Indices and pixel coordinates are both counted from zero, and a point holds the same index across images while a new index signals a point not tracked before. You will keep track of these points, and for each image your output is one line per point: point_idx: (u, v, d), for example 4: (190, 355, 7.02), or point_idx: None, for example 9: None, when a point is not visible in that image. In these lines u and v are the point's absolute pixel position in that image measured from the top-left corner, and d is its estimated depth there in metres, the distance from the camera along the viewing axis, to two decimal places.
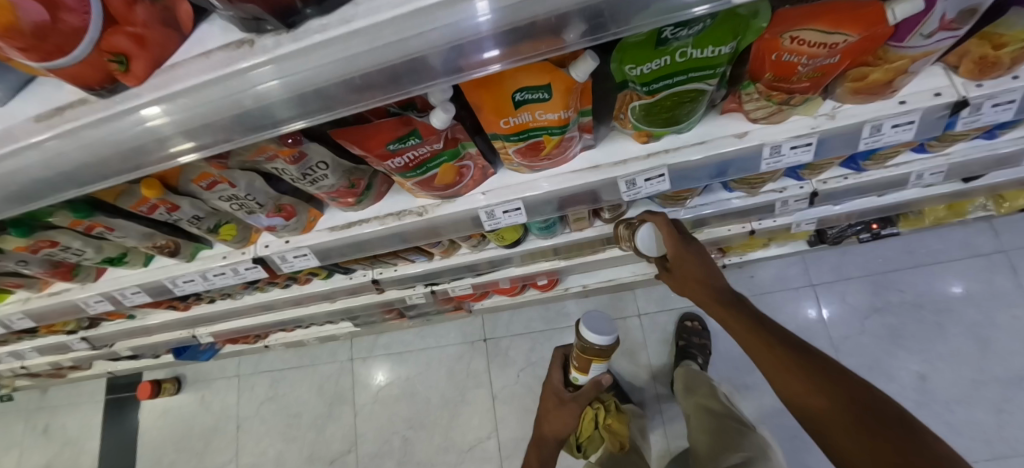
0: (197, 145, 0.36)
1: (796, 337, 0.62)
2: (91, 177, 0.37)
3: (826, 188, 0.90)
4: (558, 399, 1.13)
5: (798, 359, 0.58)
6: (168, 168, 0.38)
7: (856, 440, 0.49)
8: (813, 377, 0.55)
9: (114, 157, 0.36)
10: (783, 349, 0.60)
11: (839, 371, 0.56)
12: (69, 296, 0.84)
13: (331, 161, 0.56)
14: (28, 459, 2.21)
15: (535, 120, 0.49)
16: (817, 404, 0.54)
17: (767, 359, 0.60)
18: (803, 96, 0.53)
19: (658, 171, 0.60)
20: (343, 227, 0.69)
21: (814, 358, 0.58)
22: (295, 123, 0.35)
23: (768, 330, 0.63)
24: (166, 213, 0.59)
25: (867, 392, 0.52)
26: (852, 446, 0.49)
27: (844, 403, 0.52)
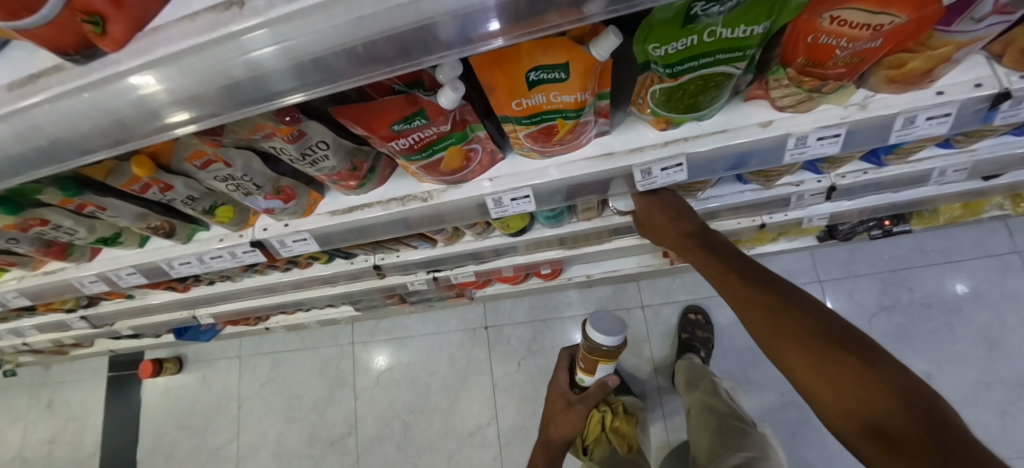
0: (187, 118, 0.33)
1: (785, 285, 0.56)
2: (73, 152, 0.35)
3: (845, 183, 0.86)
4: (565, 403, 1.13)
5: (789, 313, 0.52)
6: (157, 142, 0.36)
7: (845, 396, 0.45)
8: (805, 333, 0.50)
9: (96, 131, 0.33)
10: (770, 301, 0.54)
11: (833, 325, 0.50)
12: (64, 275, 0.83)
13: (332, 141, 0.53)
14: (33, 433, 2.24)
15: (549, 102, 0.46)
16: (797, 355, 0.49)
17: (750, 312, 0.55)
18: (836, 83, 0.49)
19: (675, 160, 0.57)
20: (344, 212, 0.67)
21: (806, 311, 0.52)
22: (294, 95, 0.33)
23: (752, 279, 0.57)
24: (159, 192, 0.57)
25: (867, 348, 0.47)
26: (840, 402, 0.45)
27: (834, 359, 0.47)
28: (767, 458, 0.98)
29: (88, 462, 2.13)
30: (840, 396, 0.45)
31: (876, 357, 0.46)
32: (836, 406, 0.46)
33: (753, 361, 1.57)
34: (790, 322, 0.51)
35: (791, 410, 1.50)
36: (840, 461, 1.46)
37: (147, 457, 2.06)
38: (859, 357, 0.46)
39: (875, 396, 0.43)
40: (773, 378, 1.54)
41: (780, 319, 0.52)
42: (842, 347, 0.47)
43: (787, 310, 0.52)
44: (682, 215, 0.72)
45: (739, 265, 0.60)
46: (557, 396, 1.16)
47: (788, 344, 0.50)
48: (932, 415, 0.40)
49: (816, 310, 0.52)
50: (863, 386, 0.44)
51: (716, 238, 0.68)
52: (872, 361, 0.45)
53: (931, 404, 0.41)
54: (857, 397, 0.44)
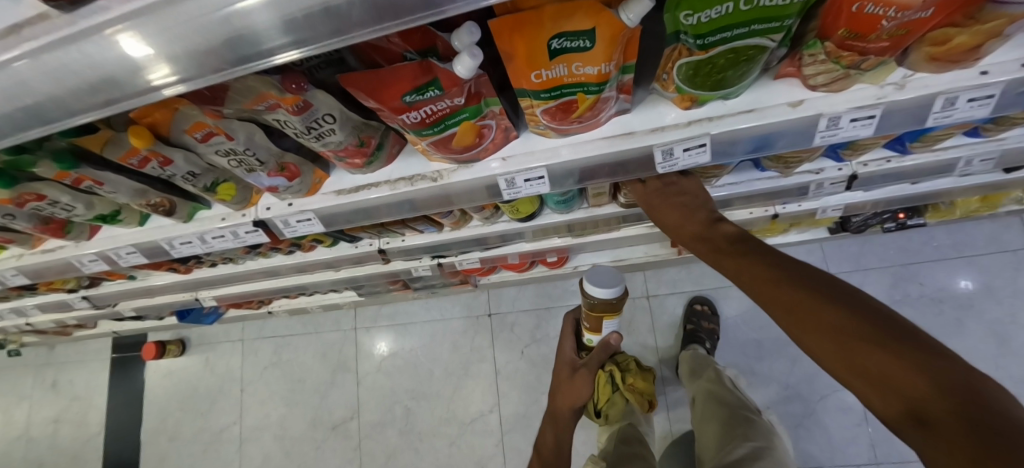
0: (189, 79, 0.31)
1: (807, 273, 0.52)
2: (64, 112, 0.33)
3: (866, 171, 0.83)
4: (570, 368, 1.02)
5: (812, 303, 0.48)
6: (147, 103, 0.33)
7: (880, 384, 0.42)
8: (834, 325, 0.46)
9: (87, 89, 0.31)
10: (794, 294, 0.50)
11: (862, 310, 0.46)
12: (62, 253, 0.81)
13: (339, 114, 0.50)
14: (38, 412, 2.26)
15: (570, 74, 0.43)
16: (825, 344, 0.46)
17: (777, 308, 0.51)
18: (877, 59, 0.45)
19: (699, 140, 0.54)
20: (350, 191, 0.64)
21: (833, 299, 0.48)
22: (295, 51, 0.29)
23: (773, 272, 0.54)
24: (159, 167, 0.54)
25: (902, 332, 0.43)
26: (876, 391, 0.42)
27: (866, 346, 0.43)
28: (774, 448, 0.97)
29: (93, 441, 2.15)
30: (876, 388, 0.42)
31: (913, 343, 0.42)
32: (874, 395, 0.42)
33: (759, 353, 1.55)
34: (817, 313, 0.47)
35: (795, 402, 1.49)
36: (843, 454, 1.45)
37: (151, 438, 2.08)
38: (895, 344, 0.42)
39: (914, 384, 0.39)
40: (778, 371, 1.52)
41: (806, 310, 0.48)
42: (875, 333, 0.44)
43: (811, 301, 0.49)
44: (695, 209, 0.68)
45: (759, 257, 0.57)
46: (564, 363, 1.04)
47: (813, 334, 0.47)
48: (979, 400, 0.36)
49: (844, 297, 0.48)
50: (899, 376, 0.40)
51: (733, 226, 0.64)
52: (908, 347, 0.42)
53: (976, 387, 0.37)
54: (895, 388, 0.40)
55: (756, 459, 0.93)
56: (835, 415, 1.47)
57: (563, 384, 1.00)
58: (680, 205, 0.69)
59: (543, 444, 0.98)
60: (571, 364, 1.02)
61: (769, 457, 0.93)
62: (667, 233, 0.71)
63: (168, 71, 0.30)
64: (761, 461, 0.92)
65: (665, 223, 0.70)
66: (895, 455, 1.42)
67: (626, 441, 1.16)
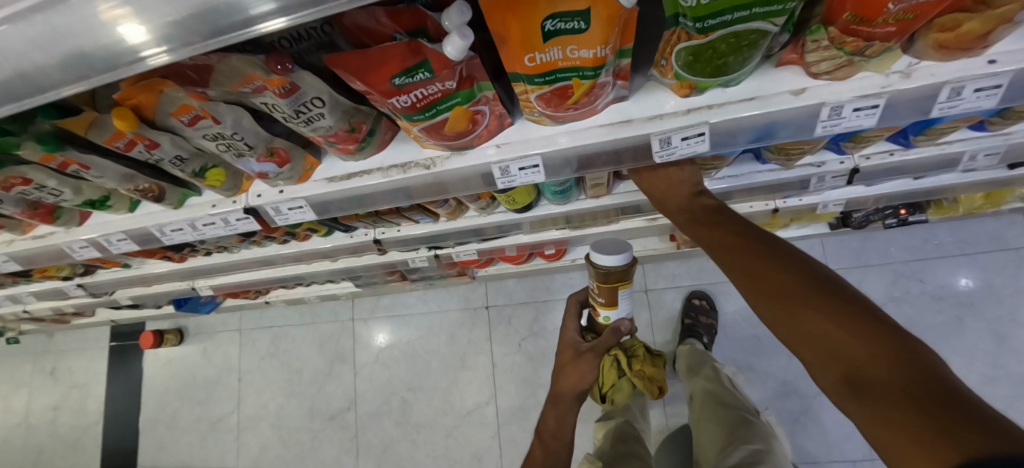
0: (166, 52, 0.30)
1: (783, 249, 0.51)
2: (37, 86, 0.32)
3: (868, 165, 0.82)
4: (574, 352, 0.91)
5: (781, 275, 0.47)
6: (121, 77, 0.32)
7: (832, 357, 0.41)
8: (799, 295, 0.45)
9: (57, 60, 0.30)
10: (767, 266, 0.49)
11: (831, 287, 0.45)
12: (53, 239, 0.80)
13: (328, 98, 0.49)
14: (37, 399, 2.27)
15: (565, 58, 0.42)
16: (784, 313, 0.45)
17: (747, 277, 0.50)
18: (882, 45, 0.44)
19: (697, 129, 0.53)
20: (341, 178, 0.63)
21: (805, 274, 0.47)
22: (273, 21, 0.29)
23: (750, 245, 0.52)
24: (145, 151, 0.53)
25: (866, 310, 0.42)
26: (828, 364, 0.41)
27: (826, 318, 0.42)
28: (773, 451, 0.94)
29: (92, 429, 2.16)
30: (829, 360, 0.41)
31: (875, 321, 0.41)
32: (824, 367, 0.41)
33: (757, 348, 1.55)
34: (787, 286, 0.46)
35: (792, 398, 1.49)
36: (839, 450, 1.45)
37: (150, 426, 2.09)
38: (858, 320, 0.41)
39: (869, 359, 0.38)
40: (776, 367, 1.52)
41: (776, 282, 0.47)
42: (840, 306, 0.42)
43: (780, 273, 0.47)
44: (681, 185, 0.66)
45: (737, 231, 0.55)
46: (567, 346, 0.94)
47: (775, 303, 0.46)
48: (930, 378, 0.35)
49: (816, 274, 0.47)
50: (854, 349, 0.39)
51: (712, 198, 0.64)
52: (871, 324, 0.40)
53: (929, 366, 0.36)
54: (848, 361, 0.40)
55: (755, 462, 0.90)
56: (832, 410, 1.47)
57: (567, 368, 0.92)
58: (669, 181, 0.67)
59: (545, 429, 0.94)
60: (575, 348, 0.91)
61: (769, 462, 0.90)
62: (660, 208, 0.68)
63: (153, 41, 0.29)
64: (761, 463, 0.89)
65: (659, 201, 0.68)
66: None
67: (623, 440, 1.16)
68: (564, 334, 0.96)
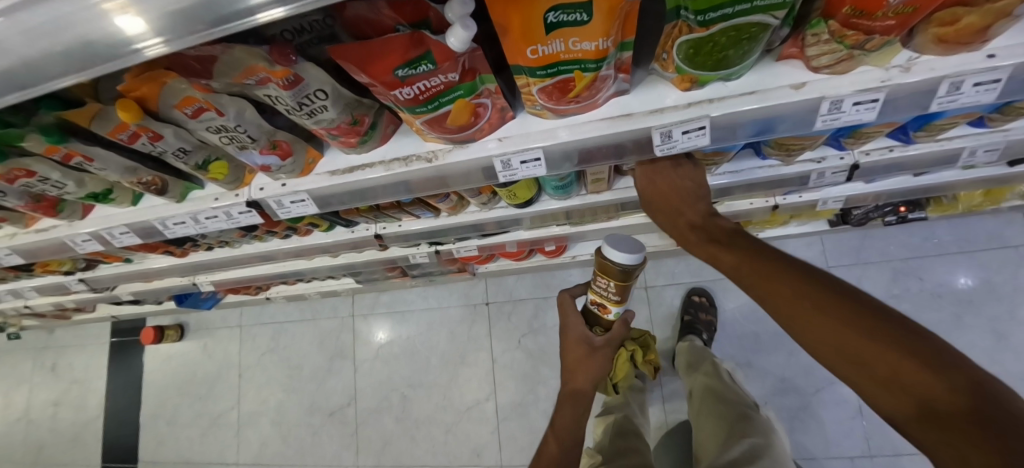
0: (164, 43, 0.30)
1: (812, 271, 0.50)
2: (40, 76, 0.32)
3: (868, 161, 0.82)
4: (587, 348, 0.85)
5: (811, 295, 0.47)
6: (121, 67, 0.32)
7: (881, 379, 0.41)
8: (833, 316, 0.45)
9: (58, 49, 0.30)
10: (804, 292, 0.48)
11: (875, 310, 0.44)
12: (55, 232, 0.80)
13: (331, 90, 0.49)
14: (38, 395, 2.27)
15: (567, 50, 0.42)
16: (823, 337, 0.45)
17: (783, 306, 0.49)
18: (883, 38, 0.44)
19: (698, 122, 0.53)
20: (343, 172, 0.64)
21: (844, 297, 0.46)
22: (272, 10, 0.29)
23: (780, 268, 0.52)
24: (149, 143, 0.54)
25: (915, 334, 0.42)
26: (880, 386, 0.42)
27: (869, 338, 0.43)
28: (772, 446, 0.94)
29: (93, 424, 2.17)
30: (892, 392, 0.41)
31: (929, 345, 0.41)
32: (877, 390, 0.42)
33: (756, 345, 1.55)
34: (830, 313, 0.45)
35: (791, 394, 1.50)
36: (838, 447, 1.46)
37: (150, 421, 2.09)
38: (912, 346, 0.41)
39: (935, 387, 0.38)
40: (774, 364, 1.53)
41: (818, 309, 0.46)
42: (877, 326, 0.43)
43: (809, 294, 0.47)
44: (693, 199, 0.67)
45: (763, 253, 0.55)
46: (575, 344, 0.86)
47: (811, 328, 0.46)
48: (1001, 404, 0.36)
49: (853, 296, 0.46)
50: (918, 378, 0.39)
51: (729, 222, 0.64)
52: (925, 349, 0.40)
53: (993, 390, 0.37)
54: (913, 391, 0.39)
55: (754, 457, 0.90)
56: (830, 407, 1.48)
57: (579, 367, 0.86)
58: (688, 201, 0.67)
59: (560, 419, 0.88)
60: (588, 344, 0.85)
61: (767, 456, 0.90)
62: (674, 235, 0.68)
63: (150, 32, 0.29)
64: (761, 459, 0.89)
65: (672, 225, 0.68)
66: (889, 448, 1.42)
67: (622, 435, 1.16)
68: (568, 330, 0.88)
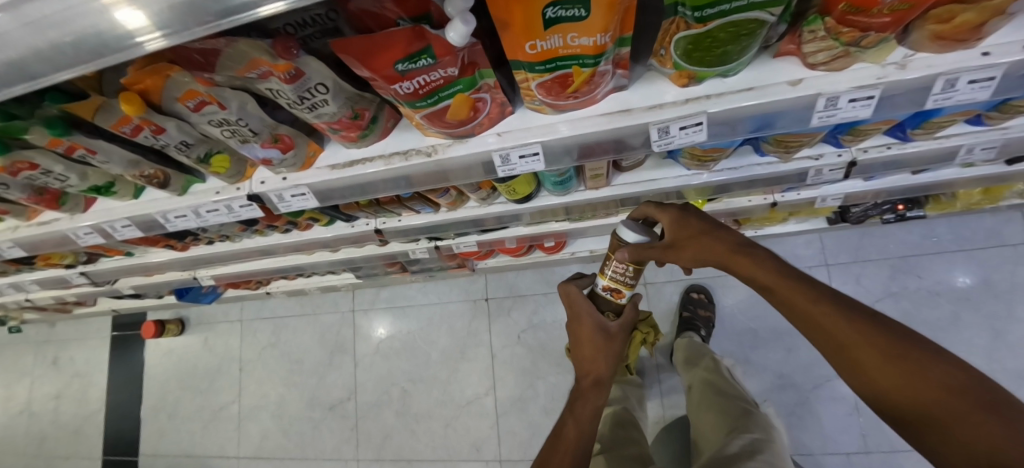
0: (165, 36, 0.31)
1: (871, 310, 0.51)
2: (47, 68, 0.33)
3: (866, 158, 0.83)
4: (604, 336, 0.80)
5: (869, 335, 0.49)
6: (125, 60, 0.32)
7: (928, 416, 0.45)
8: (892, 359, 0.47)
9: (65, 42, 0.31)
10: (867, 334, 0.49)
11: (937, 357, 0.46)
12: (57, 225, 0.81)
13: (332, 84, 0.49)
14: (38, 388, 2.29)
15: (566, 45, 0.42)
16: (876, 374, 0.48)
17: (844, 347, 0.50)
18: (879, 35, 0.44)
19: (696, 118, 0.54)
20: (344, 166, 0.64)
21: (905, 343, 0.48)
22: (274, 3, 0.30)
23: (839, 304, 0.51)
24: (152, 136, 0.54)
25: (975, 385, 0.44)
26: (925, 421, 0.45)
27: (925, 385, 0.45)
28: (772, 441, 0.95)
29: (94, 417, 2.18)
30: (956, 442, 0.43)
31: (994, 399, 0.43)
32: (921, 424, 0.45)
33: (754, 342, 1.56)
34: (895, 357, 0.47)
35: (789, 390, 1.51)
36: (834, 443, 1.47)
37: (151, 414, 2.11)
38: (976, 400, 0.43)
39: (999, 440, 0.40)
40: (772, 360, 1.54)
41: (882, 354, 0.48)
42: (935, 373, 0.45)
43: (868, 334, 0.49)
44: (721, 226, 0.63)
45: (820, 286, 0.54)
46: (590, 334, 0.81)
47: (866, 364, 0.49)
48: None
49: (915, 341, 0.48)
50: (986, 432, 0.41)
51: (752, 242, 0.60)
52: (992, 403, 0.42)
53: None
54: (975, 443, 0.41)
55: (755, 451, 0.90)
56: (827, 403, 1.49)
57: (596, 355, 0.80)
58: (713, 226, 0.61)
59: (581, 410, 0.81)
60: (605, 332, 0.80)
61: (766, 450, 0.91)
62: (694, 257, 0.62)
63: (151, 27, 0.30)
64: (761, 453, 0.90)
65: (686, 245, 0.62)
66: (886, 444, 1.43)
67: (621, 425, 1.17)
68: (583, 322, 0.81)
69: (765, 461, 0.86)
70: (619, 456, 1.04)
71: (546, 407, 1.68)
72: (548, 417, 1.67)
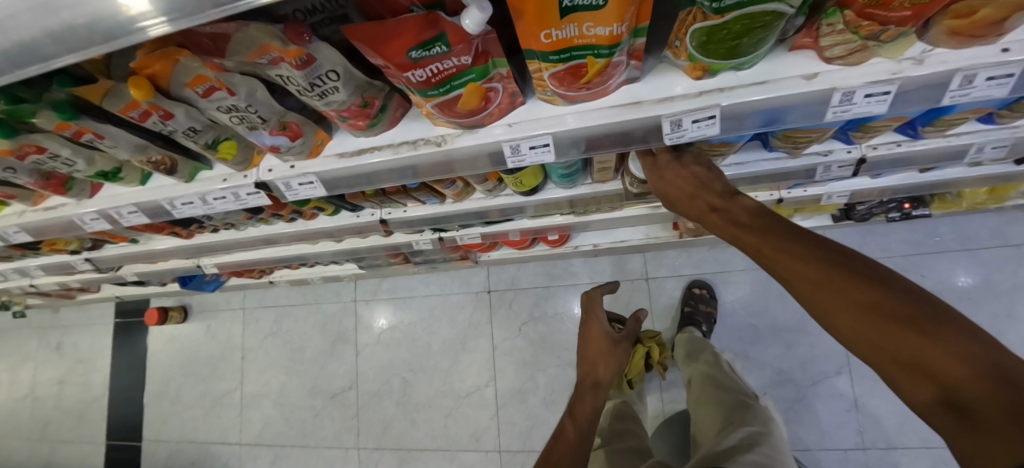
0: (174, 19, 0.31)
1: (823, 238, 0.49)
2: (49, 52, 0.32)
3: (874, 155, 0.82)
4: (610, 341, 1.02)
5: (831, 274, 0.45)
6: (129, 45, 0.32)
7: (904, 362, 0.40)
8: (856, 299, 0.43)
9: (70, 25, 0.30)
10: (826, 272, 0.46)
11: (905, 293, 0.42)
12: (64, 211, 0.81)
13: (342, 71, 0.49)
14: (42, 373, 2.31)
15: (581, 35, 0.42)
16: (841, 318, 0.44)
17: (801, 284, 0.47)
18: (897, 30, 0.44)
19: (708, 112, 0.53)
20: (352, 154, 0.64)
21: (853, 270, 0.45)
22: None
23: (790, 243, 0.49)
24: (160, 121, 0.54)
25: (927, 307, 0.41)
26: (902, 370, 0.41)
27: (893, 322, 0.41)
28: (771, 434, 0.95)
29: (97, 402, 2.20)
30: (901, 365, 0.41)
31: (943, 319, 0.40)
32: (901, 373, 0.41)
33: (755, 337, 1.57)
34: (847, 289, 0.44)
35: (788, 386, 1.52)
36: (832, 438, 1.48)
37: (154, 400, 2.13)
38: (911, 316, 0.41)
39: (949, 367, 0.38)
40: (772, 356, 1.54)
41: (831, 289, 0.45)
42: (901, 305, 0.42)
43: (828, 272, 0.46)
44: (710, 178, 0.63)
45: (775, 224, 0.53)
46: (598, 336, 1.03)
47: (829, 307, 0.45)
48: (1018, 380, 0.35)
49: (864, 266, 0.45)
50: (934, 359, 0.39)
51: (724, 184, 0.61)
52: (941, 324, 0.39)
53: (1007, 366, 0.36)
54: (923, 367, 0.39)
55: (754, 443, 0.90)
56: (827, 400, 1.49)
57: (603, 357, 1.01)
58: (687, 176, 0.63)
59: (580, 409, 0.93)
60: (609, 338, 1.02)
61: (764, 443, 0.91)
62: (678, 207, 0.65)
63: (154, 11, 0.30)
64: (760, 445, 0.90)
65: (671, 196, 0.66)
66: (882, 441, 1.44)
67: (620, 418, 1.19)
68: (592, 324, 1.05)
69: (762, 454, 0.86)
70: (619, 449, 1.04)
71: (546, 399, 1.69)
72: (548, 409, 1.68)
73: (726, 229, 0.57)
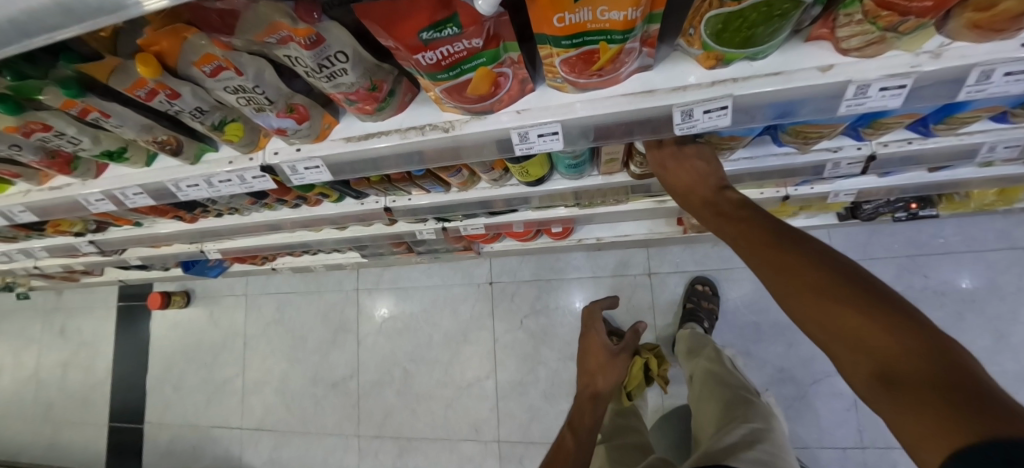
0: None
1: (799, 231, 0.49)
2: (47, 26, 0.32)
3: (885, 152, 0.81)
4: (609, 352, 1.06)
5: (797, 257, 0.45)
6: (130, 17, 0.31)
7: (849, 340, 0.39)
8: (816, 279, 0.43)
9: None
10: (794, 256, 0.46)
11: (868, 282, 0.42)
12: (68, 191, 0.81)
13: (351, 52, 0.48)
14: (47, 356, 2.33)
15: (595, 19, 0.41)
16: (797, 295, 0.43)
17: (767, 264, 0.47)
18: (917, 21, 0.42)
19: (720, 102, 0.53)
20: (359, 138, 0.64)
21: (823, 257, 0.45)
22: None
23: (766, 230, 0.50)
24: (166, 101, 0.53)
25: (884, 294, 0.40)
26: (845, 349, 0.40)
27: (848, 301, 0.40)
28: (772, 431, 0.95)
29: (100, 386, 2.22)
30: (845, 343, 0.39)
31: (898, 307, 0.39)
32: (844, 350, 0.40)
33: (756, 335, 1.56)
34: (809, 269, 0.44)
35: (788, 384, 1.52)
36: (830, 437, 1.48)
37: (156, 385, 2.15)
38: (867, 299, 0.40)
39: (893, 347, 0.37)
40: (773, 354, 1.54)
41: (795, 268, 0.44)
42: (859, 290, 0.41)
43: (796, 256, 0.45)
44: (706, 175, 0.63)
45: (758, 216, 0.53)
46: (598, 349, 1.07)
47: (788, 284, 0.44)
48: (957, 366, 0.34)
49: (835, 257, 0.45)
50: (878, 337, 0.38)
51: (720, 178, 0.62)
52: (898, 312, 0.38)
53: (952, 355, 0.35)
54: (866, 346, 0.38)
55: (755, 439, 0.91)
56: (827, 398, 1.50)
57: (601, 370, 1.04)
58: (685, 170, 0.64)
59: (578, 419, 0.95)
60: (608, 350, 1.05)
61: (765, 440, 0.91)
62: (674, 199, 0.65)
63: None
64: (762, 442, 0.90)
65: (668, 188, 0.66)
66: (881, 440, 1.45)
67: (622, 414, 1.20)
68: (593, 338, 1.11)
69: (763, 451, 0.87)
70: (619, 445, 1.05)
71: (545, 392, 1.70)
72: (548, 402, 1.69)
73: (712, 221, 0.58)
